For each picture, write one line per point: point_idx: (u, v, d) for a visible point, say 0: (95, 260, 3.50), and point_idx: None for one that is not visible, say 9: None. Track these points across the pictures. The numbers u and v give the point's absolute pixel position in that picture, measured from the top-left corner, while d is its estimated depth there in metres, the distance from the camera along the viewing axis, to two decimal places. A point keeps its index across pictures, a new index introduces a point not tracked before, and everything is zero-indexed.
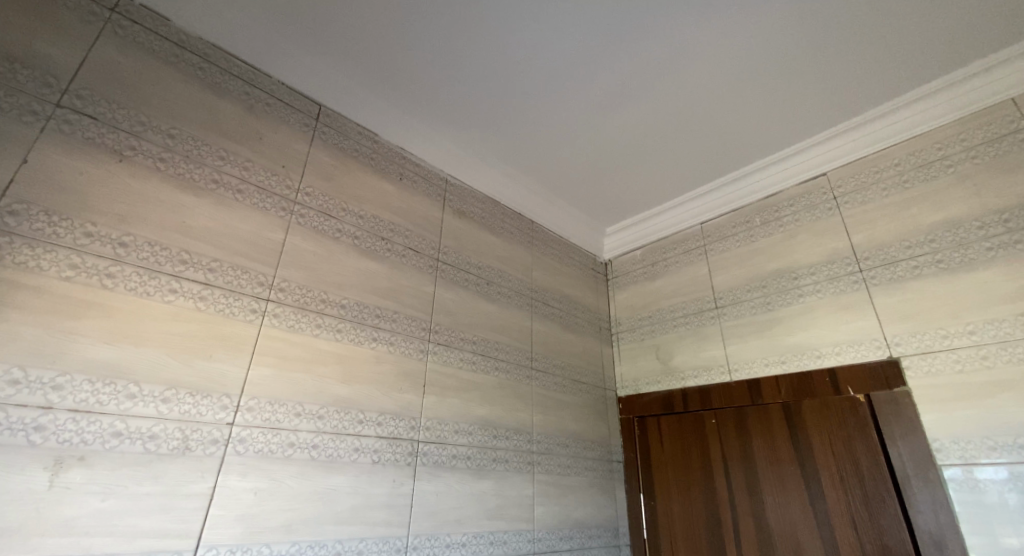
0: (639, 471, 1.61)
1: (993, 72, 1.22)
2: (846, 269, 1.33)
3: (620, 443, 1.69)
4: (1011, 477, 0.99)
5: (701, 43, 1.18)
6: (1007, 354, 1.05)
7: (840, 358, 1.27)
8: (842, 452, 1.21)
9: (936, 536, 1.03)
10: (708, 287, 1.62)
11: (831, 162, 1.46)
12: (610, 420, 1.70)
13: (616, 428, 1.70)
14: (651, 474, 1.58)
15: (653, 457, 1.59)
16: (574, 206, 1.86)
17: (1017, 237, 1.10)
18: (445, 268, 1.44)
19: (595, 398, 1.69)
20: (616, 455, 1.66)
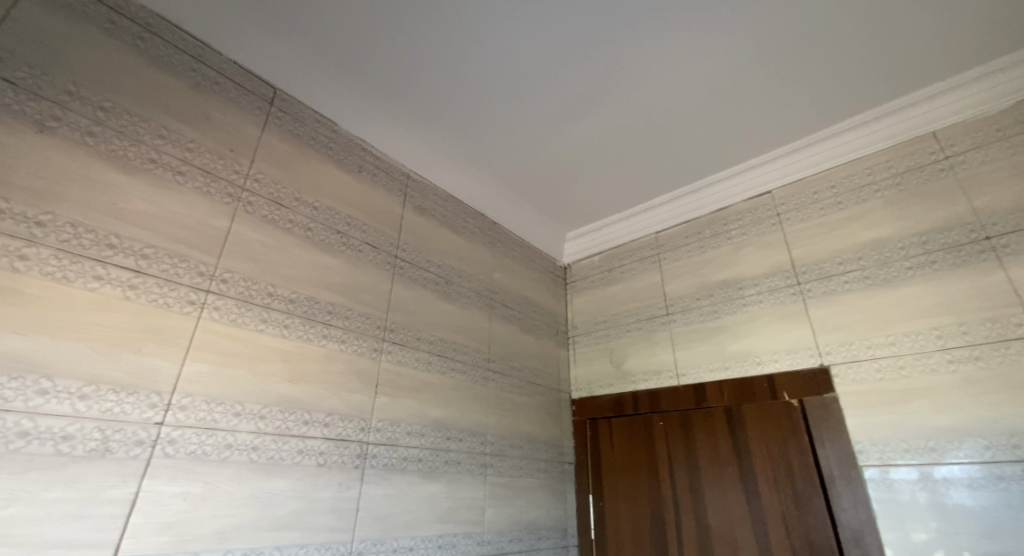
0: (589, 473, 1.64)
1: (920, 106, 1.34)
2: (786, 281, 1.42)
3: (572, 445, 1.71)
4: (921, 477, 1.08)
5: (657, 58, 1.23)
6: (921, 364, 1.15)
7: (778, 365, 1.35)
8: (777, 453, 1.28)
9: (856, 531, 1.12)
10: (660, 294, 1.68)
11: (776, 181, 1.55)
12: (563, 422, 1.72)
13: (569, 430, 1.73)
14: (600, 475, 1.61)
15: (603, 458, 1.62)
16: (536, 209, 1.87)
17: (933, 258, 1.21)
18: (404, 265, 1.41)
19: (550, 400, 1.71)
20: (567, 457, 1.68)
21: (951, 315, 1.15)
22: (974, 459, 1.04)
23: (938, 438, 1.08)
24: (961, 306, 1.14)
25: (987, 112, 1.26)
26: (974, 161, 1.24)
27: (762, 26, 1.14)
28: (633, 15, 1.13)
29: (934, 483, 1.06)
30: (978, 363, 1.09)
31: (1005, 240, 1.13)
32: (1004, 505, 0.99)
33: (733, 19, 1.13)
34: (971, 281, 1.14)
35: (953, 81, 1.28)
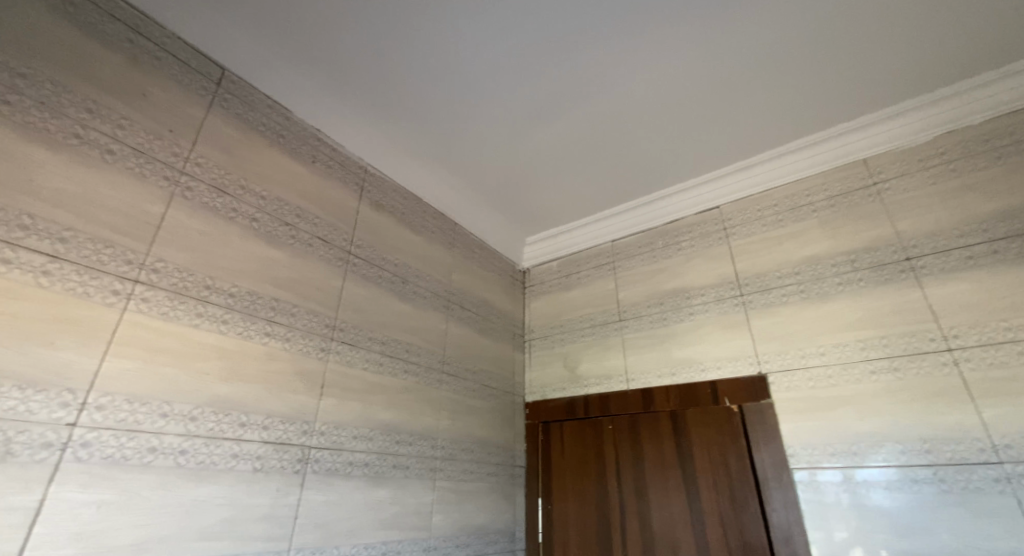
0: (539, 476, 1.65)
1: (853, 135, 1.43)
2: (730, 292, 1.49)
3: (524, 448, 1.71)
4: (843, 479, 1.16)
5: (614, 69, 1.25)
6: (847, 374, 1.23)
7: (720, 371, 1.41)
8: (717, 456, 1.34)
9: (785, 531, 1.18)
10: (614, 301, 1.73)
11: (724, 197, 1.63)
12: (516, 426, 1.72)
13: (522, 433, 1.73)
14: (550, 479, 1.62)
15: (553, 461, 1.64)
16: (497, 212, 1.87)
17: (860, 275, 1.29)
18: (357, 262, 1.36)
19: (504, 403, 1.70)
20: (519, 460, 1.68)
21: (875, 328, 1.23)
22: (890, 463, 1.12)
23: (860, 443, 1.16)
24: (883, 320, 1.23)
25: (912, 143, 1.36)
26: (897, 188, 1.34)
27: (713, 47, 1.19)
28: (593, 25, 1.15)
29: (854, 485, 1.14)
30: (898, 374, 1.17)
31: (922, 262, 1.23)
32: (914, 506, 1.08)
33: (686, 38, 1.17)
34: (892, 297, 1.23)
35: (883, 113, 1.38)
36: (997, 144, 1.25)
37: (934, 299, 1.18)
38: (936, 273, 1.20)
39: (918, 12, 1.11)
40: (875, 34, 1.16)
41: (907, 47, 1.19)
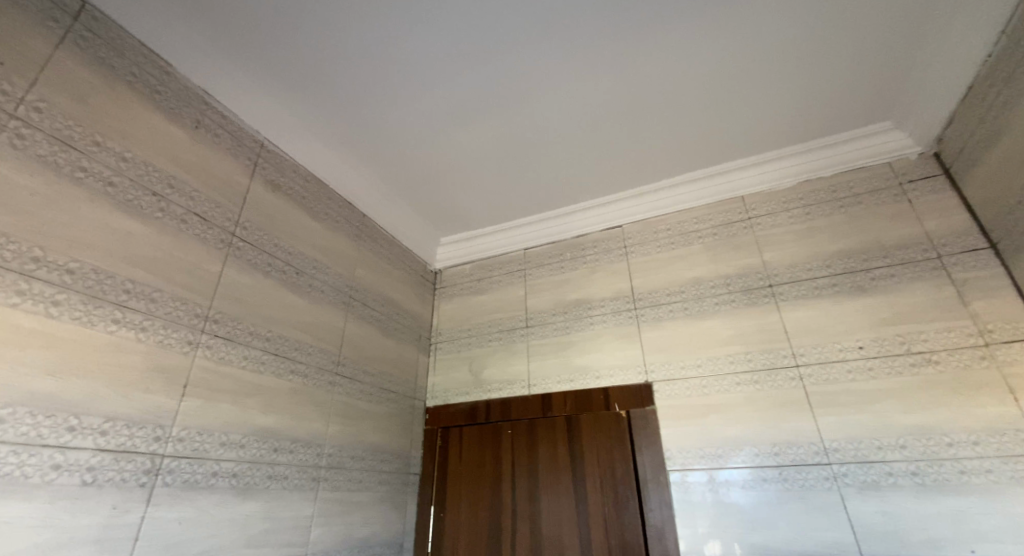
0: (433, 483, 1.60)
1: (739, 174, 1.60)
2: (626, 305, 1.59)
3: (421, 455, 1.66)
4: (708, 479, 1.29)
5: (532, 75, 1.27)
6: (718, 385, 1.37)
7: (612, 379, 1.50)
8: (605, 459, 1.41)
9: (660, 529, 1.28)
10: (522, 308, 1.76)
11: (628, 217, 1.73)
12: (413, 431, 1.66)
13: (418, 438, 1.67)
14: (445, 486, 1.58)
15: (449, 468, 1.60)
16: (411, 209, 1.80)
17: (733, 298, 1.46)
18: (242, 246, 1.21)
19: (402, 408, 1.63)
20: (413, 467, 1.61)
21: (742, 345, 1.39)
22: (747, 465, 1.27)
23: (724, 447, 1.30)
24: (749, 338, 1.39)
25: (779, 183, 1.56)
26: (766, 224, 1.52)
27: (622, 72, 1.26)
28: (513, 28, 1.15)
29: (716, 485, 1.27)
30: (756, 386, 1.33)
31: (781, 289, 1.42)
32: (762, 502, 1.22)
33: (599, 58, 1.22)
34: (757, 318, 1.41)
35: (759, 158, 1.57)
36: (842, 194, 1.47)
37: (788, 321, 1.37)
38: (792, 299, 1.39)
39: (787, 72, 1.28)
40: (754, 85, 1.32)
41: (779, 102, 1.37)
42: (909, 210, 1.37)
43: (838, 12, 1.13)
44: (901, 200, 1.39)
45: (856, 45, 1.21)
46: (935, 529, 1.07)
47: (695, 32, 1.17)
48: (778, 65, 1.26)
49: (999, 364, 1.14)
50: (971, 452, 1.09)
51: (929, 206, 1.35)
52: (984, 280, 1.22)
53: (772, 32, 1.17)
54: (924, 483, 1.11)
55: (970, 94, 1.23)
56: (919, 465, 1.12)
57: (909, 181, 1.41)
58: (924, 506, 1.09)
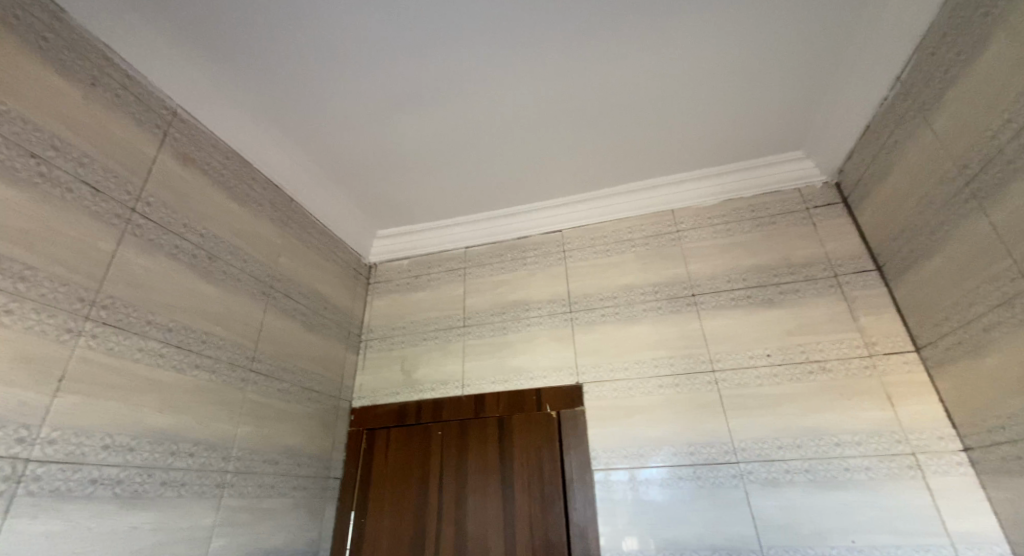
0: (355, 487, 1.53)
1: (670, 189, 1.69)
2: (561, 308, 1.62)
3: (343, 458, 1.57)
4: (629, 478, 1.34)
5: (480, 69, 1.26)
6: (643, 387, 1.43)
7: (545, 380, 1.52)
8: (533, 459, 1.41)
9: (582, 528, 1.30)
10: (460, 307, 1.73)
11: (566, 222, 1.77)
12: (336, 432, 1.57)
13: (341, 440, 1.58)
14: (367, 489, 1.52)
15: (373, 470, 1.54)
16: (346, 198, 1.71)
17: (661, 304, 1.53)
18: (144, 224, 1.08)
19: (324, 408, 1.54)
20: (333, 471, 1.53)
21: (666, 349, 1.46)
22: (665, 464, 1.33)
23: (645, 446, 1.36)
24: (672, 343, 1.47)
25: (706, 203, 1.67)
26: (692, 237, 1.62)
27: (569, 77, 1.29)
28: (462, 18, 1.13)
29: (637, 483, 1.33)
30: (677, 389, 1.40)
31: (703, 298, 1.51)
32: (677, 499, 1.29)
33: (545, 59, 1.24)
34: (681, 325, 1.49)
35: (689, 174, 1.66)
36: (759, 214, 1.60)
37: (708, 329, 1.46)
38: (712, 309, 1.49)
39: (716, 96, 1.38)
40: (686, 104, 1.40)
41: (709, 123, 1.46)
42: (814, 233, 1.51)
43: (762, 44, 1.23)
44: (809, 223, 1.53)
45: (775, 77, 1.32)
46: (823, 521, 1.19)
47: (637, 46, 1.22)
48: (708, 87, 1.34)
49: (881, 372, 1.29)
50: (854, 451, 1.23)
51: (830, 230, 1.50)
52: (872, 298, 1.38)
53: (705, 55, 1.25)
54: (816, 479, 1.23)
55: (866, 132, 1.39)
56: (812, 463, 1.24)
57: (815, 206, 1.56)
58: (815, 500, 1.21)
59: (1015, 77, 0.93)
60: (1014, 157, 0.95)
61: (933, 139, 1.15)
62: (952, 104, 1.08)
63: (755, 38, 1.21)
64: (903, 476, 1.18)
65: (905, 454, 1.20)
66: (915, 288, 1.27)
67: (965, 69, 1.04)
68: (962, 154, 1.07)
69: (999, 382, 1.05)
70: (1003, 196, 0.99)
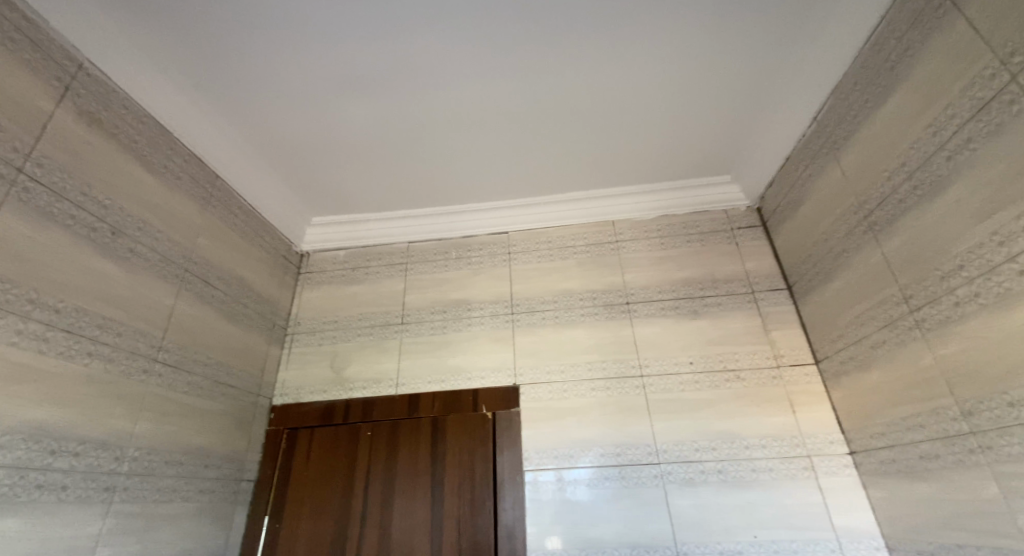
0: (271, 490, 1.43)
1: (611, 200, 1.76)
2: (502, 310, 1.62)
3: (258, 459, 1.47)
4: (557, 479, 1.36)
5: (435, 59, 1.24)
6: (577, 390, 1.47)
7: (483, 381, 1.51)
8: (465, 460, 1.40)
9: (510, 528, 1.31)
10: (398, 303, 1.68)
11: (512, 224, 1.78)
12: (252, 431, 1.46)
13: (257, 440, 1.47)
14: (284, 493, 1.43)
15: (293, 472, 1.45)
16: (280, 179, 1.60)
17: (597, 311, 1.59)
18: (35, 188, 0.94)
19: (241, 404, 1.43)
20: (246, 474, 1.42)
21: (600, 354, 1.52)
22: (593, 464, 1.37)
23: (575, 448, 1.39)
24: (606, 348, 1.52)
25: (644, 218, 1.75)
26: (629, 248, 1.69)
27: (522, 79, 1.30)
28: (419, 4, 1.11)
29: (564, 484, 1.36)
30: (609, 392, 1.46)
31: (636, 306, 1.58)
32: (602, 499, 1.33)
33: (501, 58, 1.25)
34: (615, 331, 1.55)
35: (629, 188, 1.74)
36: (690, 231, 1.70)
37: (639, 335, 1.53)
38: (644, 317, 1.56)
39: (657, 115, 1.45)
40: (631, 120, 1.46)
41: (650, 141, 1.54)
42: (736, 252, 1.64)
43: (700, 72, 1.32)
44: (733, 242, 1.66)
45: (710, 104, 1.43)
46: (731, 518, 1.29)
47: (590, 58, 1.26)
48: (650, 106, 1.42)
49: (786, 382, 1.42)
50: (760, 454, 1.35)
51: (751, 250, 1.64)
52: (783, 315, 1.52)
53: (651, 75, 1.32)
54: (726, 479, 1.33)
55: (786, 163, 1.53)
56: (724, 465, 1.34)
57: (739, 227, 1.69)
58: (725, 498, 1.31)
59: (909, 128, 1.07)
60: (905, 196, 1.09)
61: (841, 176, 1.29)
62: (858, 145, 1.22)
63: (694, 65, 1.30)
64: (800, 476, 1.31)
65: (802, 457, 1.33)
66: (818, 307, 1.42)
67: (870, 115, 1.18)
68: (863, 191, 1.22)
69: (883, 393, 1.19)
70: (894, 230, 1.13)
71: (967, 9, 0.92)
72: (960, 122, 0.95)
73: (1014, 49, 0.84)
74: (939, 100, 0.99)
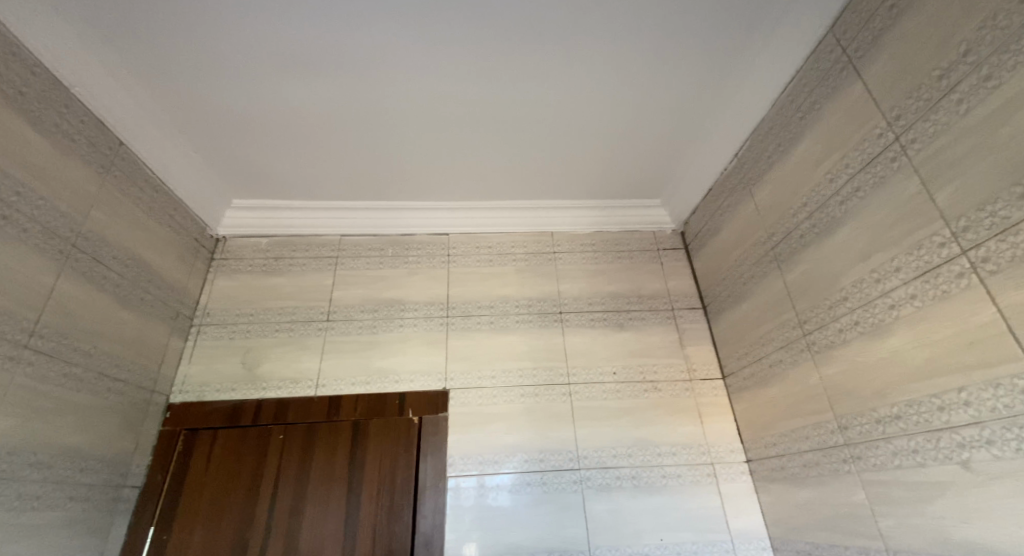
0: (161, 498, 1.29)
1: (549, 212, 1.80)
2: (437, 312, 1.60)
3: (147, 463, 1.31)
4: (478, 485, 1.36)
5: (384, 48, 1.19)
6: (507, 395, 1.48)
7: (411, 384, 1.47)
8: (386, 466, 1.35)
9: (428, 536, 1.28)
10: (325, 299, 1.59)
11: (452, 226, 1.76)
12: (142, 432, 1.31)
13: (147, 442, 1.32)
14: (177, 501, 1.29)
15: (189, 478, 1.31)
16: (197, 154, 1.47)
17: (531, 318, 1.61)
18: None
19: (131, 401, 1.27)
20: (131, 479, 1.26)
21: (531, 361, 1.54)
22: (516, 470, 1.39)
23: (500, 453, 1.40)
24: (537, 356, 1.55)
25: (579, 231, 1.81)
26: (565, 260, 1.74)
27: (472, 81, 1.30)
28: None
29: (485, 490, 1.35)
30: (537, 399, 1.48)
31: (568, 316, 1.63)
32: (523, 505, 1.35)
33: (453, 58, 1.23)
34: (547, 339, 1.58)
35: (567, 201, 1.80)
36: (621, 248, 1.79)
37: (569, 344, 1.58)
38: (575, 327, 1.61)
39: (597, 134, 1.52)
40: (573, 135, 1.51)
41: (590, 157, 1.60)
42: (661, 271, 1.75)
43: (639, 98, 1.40)
44: (658, 262, 1.77)
45: (645, 129, 1.51)
46: (642, 522, 1.36)
47: (539, 70, 1.29)
48: (592, 124, 1.48)
49: (697, 395, 1.53)
50: (671, 460, 1.44)
51: (674, 270, 1.75)
52: (699, 333, 1.64)
53: (595, 94, 1.37)
54: (639, 485, 1.40)
55: (709, 193, 1.66)
56: (637, 471, 1.41)
57: (665, 248, 1.80)
58: (637, 503, 1.38)
59: (812, 173, 1.21)
60: (805, 233, 1.23)
61: (754, 209, 1.43)
62: (770, 183, 1.36)
63: (634, 91, 1.38)
64: (703, 482, 1.42)
65: (706, 464, 1.44)
66: (728, 327, 1.55)
67: (781, 157, 1.31)
68: (772, 224, 1.35)
69: (778, 407, 1.33)
70: (794, 262, 1.27)
71: (865, 74, 1.05)
72: (852, 171, 1.09)
73: (897, 114, 0.98)
74: (837, 150, 1.13)
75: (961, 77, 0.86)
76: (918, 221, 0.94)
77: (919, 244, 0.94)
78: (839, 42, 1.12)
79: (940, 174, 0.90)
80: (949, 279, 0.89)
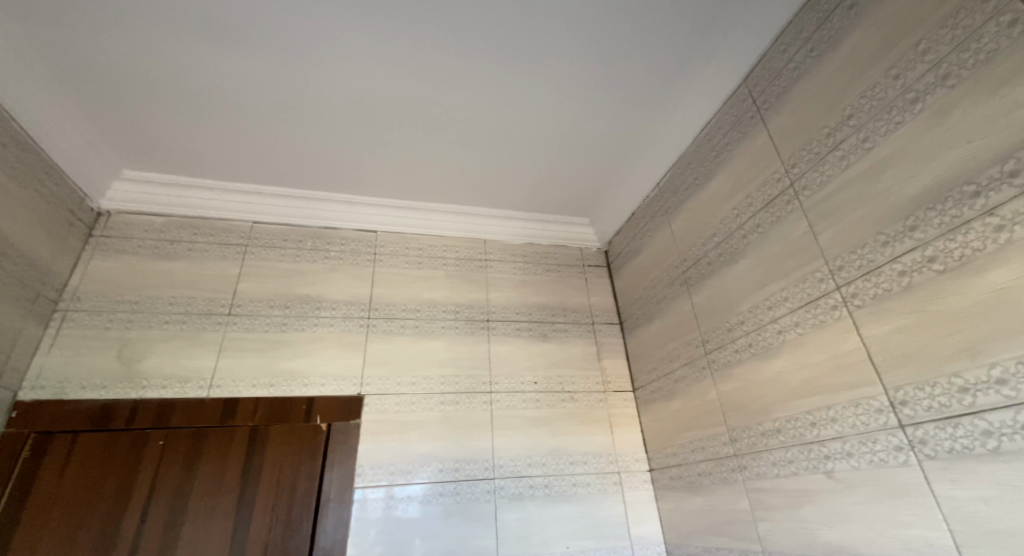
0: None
1: (480, 218, 1.79)
2: (357, 313, 1.51)
3: None
4: (386, 496, 1.29)
5: (317, 27, 1.12)
6: (426, 403, 1.43)
7: (322, 389, 1.37)
8: (286, 476, 1.24)
9: (327, 551, 1.19)
10: (229, 290, 1.44)
11: (379, 224, 1.68)
12: None
13: None
14: (18, 517, 1.08)
15: (37, 489, 1.12)
16: (79, 111, 1.27)
17: (456, 324, 1.58)
18: None
19: None
20: None
21: (454, 368, 1.51)
22: (428, 480, 1.34)
23: (414, 463, 1.35)
24: (460, 363, 1.52)
25: (509, 240, 1.82)
26: (494, 268, 1.74)
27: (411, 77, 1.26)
28: None
29: (394, 501, 1.29)
30: (456, 407, 1.45)
31: (494, 324, 1.62)
32: (433, 516, 1.31)
33: (391, 50, 1.18)
34: (471, 346, 1.56)
35: (498, 210, 1.80)
36: (548, 260, 1.83)
37: (493, 353, 1.57)
38: (499, 335, 1.61)
39: (532, 147, 1.54)
40: (509, 145, 1.52)
41: (524, 169, 1.62)
42: (584, 286, 1.81)
43: (574, 118, 1.44)
44: (582, 277, 1.83)
45: (578, 149, 1.56)
46: (550, 531, 1.37)
47: (480, 76, 1.28)
48: (527, 136, 1.50)
49: (610, 407, 1.60)
50: (581, 469, 1.48)
51: (595, 286, 1.82)
52: (615, 347, 1.71)
53: (532, 108, 1.39)
54: (551, 493, 1.42)
55: (631, 216, 1.75)
56: (550, 480, 1.44)
57: (589, 265, 1.87)
58: (547, 512, 1.39)
59: (722, 206, 1.32)
60: (713, 260, 1.34)
61: (670, 234, 1.53)
62: (685, 212, 1.46)
63: (570, 110, 1.42)
64: (609, 490, 1.47)
65: (614, 473, 1.50)
66: (641, 343, 1.63)
67: (697, 189, 1.42)
68: (684, 249, 1.45)
69: (680, 421, 1.42)
70: (702, 286, 1.37)
71: (770, 124, 1.18)
72: (755, 209, 1.21)
73: (794, 163, 1.10)
74: (744, 189, 1.25)
75: (844, 137, 0.99)
76: (805, 258, 1.06)
77: (804, 278, 1.06)
78: (751, 92, 1.24)
79: (824, 219, 1.02)
80: (826, 310, 1.01)
